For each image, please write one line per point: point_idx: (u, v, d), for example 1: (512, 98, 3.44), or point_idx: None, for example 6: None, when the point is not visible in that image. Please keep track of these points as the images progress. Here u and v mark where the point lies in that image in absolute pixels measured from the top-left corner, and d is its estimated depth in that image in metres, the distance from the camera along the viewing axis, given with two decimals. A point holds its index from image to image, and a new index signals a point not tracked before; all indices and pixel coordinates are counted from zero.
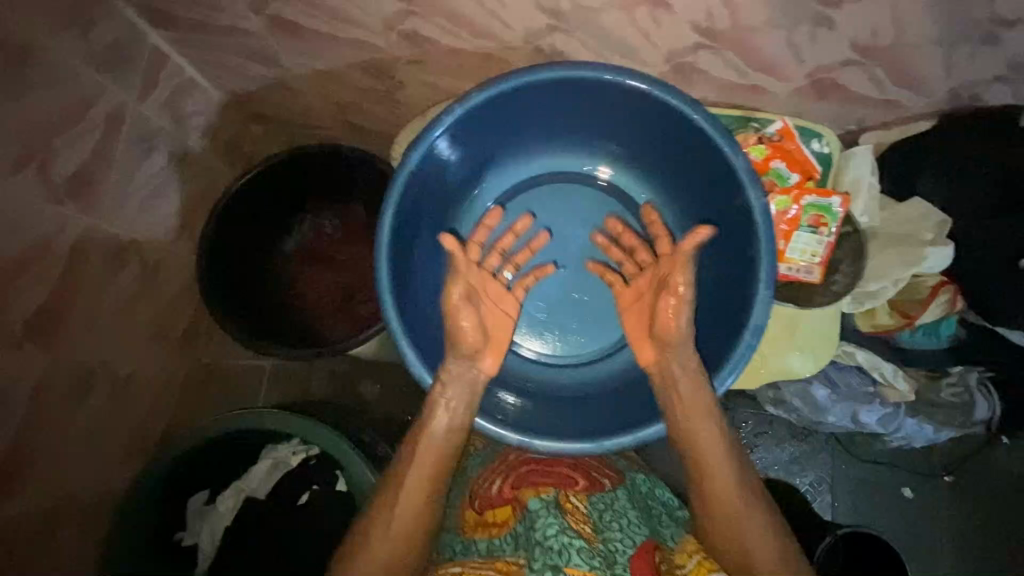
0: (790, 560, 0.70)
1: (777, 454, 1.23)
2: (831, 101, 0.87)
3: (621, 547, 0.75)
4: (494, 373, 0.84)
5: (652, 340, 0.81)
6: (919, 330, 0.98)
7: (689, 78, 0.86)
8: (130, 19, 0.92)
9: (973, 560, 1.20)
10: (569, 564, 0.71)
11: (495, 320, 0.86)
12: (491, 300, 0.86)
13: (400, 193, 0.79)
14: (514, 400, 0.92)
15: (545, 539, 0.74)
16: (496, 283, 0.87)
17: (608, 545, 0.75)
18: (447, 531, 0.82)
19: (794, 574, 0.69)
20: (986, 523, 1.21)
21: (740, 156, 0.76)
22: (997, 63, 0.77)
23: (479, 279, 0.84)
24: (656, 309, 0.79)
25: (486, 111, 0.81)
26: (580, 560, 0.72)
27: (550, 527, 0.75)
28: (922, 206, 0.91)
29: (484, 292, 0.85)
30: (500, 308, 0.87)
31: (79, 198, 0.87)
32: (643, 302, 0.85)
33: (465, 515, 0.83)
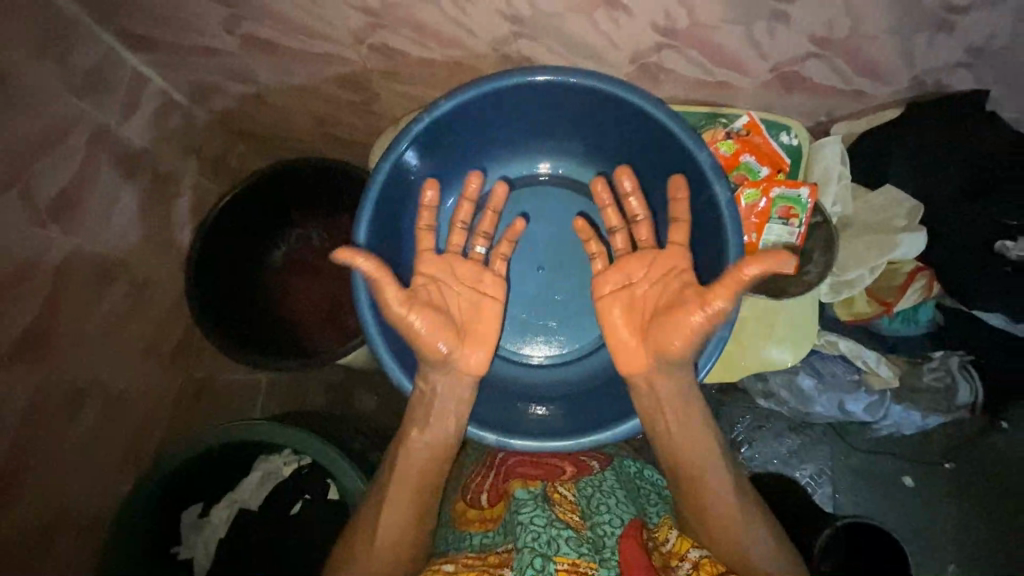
0: (758, 531, 0.77)
1: (775, 448, 1.19)
2: (797, 94, 0.88)
3: (609, 529, 0.76)
4: (483, 368, 0.82)
5: (653, 341, 0.76)
6: (898, 316, 1.00)
7: (656, 77, 0.88)
8: (109, 43, 0.95)
9: (975, 546, 1.19)
10: (559, 554, 0.71)
11: (469, 310, 0.82)
12: (465, 290, 0.82)
13: (374, 198, 0.80)
14: (545, 410, 0.94)
15: (533, 529, 0.73)
16: (468, 263, 0.84)
17: (597, 531, 0.76)
18: (443, 526, 0.87)
19: (762, 544, 0.76)
20: (988, 509, 1.20)
21: (705, 152, 0.77)
22: (955, 49, 0.78)
23: (443, 264, 0.82)
24: (676, 318, 0.73)
25: (453, 120, 0.83)
26: (569, 548, 0.72)
27: (539, 519, 0.74)
28: (893, 193, 0.92)
29: (449, 277, 0.82)
30: (480, 297, 0.83)
31: (62, 219, 0.89)
32: (637, 291, 0.80)
33: (457, 508, 0.87)
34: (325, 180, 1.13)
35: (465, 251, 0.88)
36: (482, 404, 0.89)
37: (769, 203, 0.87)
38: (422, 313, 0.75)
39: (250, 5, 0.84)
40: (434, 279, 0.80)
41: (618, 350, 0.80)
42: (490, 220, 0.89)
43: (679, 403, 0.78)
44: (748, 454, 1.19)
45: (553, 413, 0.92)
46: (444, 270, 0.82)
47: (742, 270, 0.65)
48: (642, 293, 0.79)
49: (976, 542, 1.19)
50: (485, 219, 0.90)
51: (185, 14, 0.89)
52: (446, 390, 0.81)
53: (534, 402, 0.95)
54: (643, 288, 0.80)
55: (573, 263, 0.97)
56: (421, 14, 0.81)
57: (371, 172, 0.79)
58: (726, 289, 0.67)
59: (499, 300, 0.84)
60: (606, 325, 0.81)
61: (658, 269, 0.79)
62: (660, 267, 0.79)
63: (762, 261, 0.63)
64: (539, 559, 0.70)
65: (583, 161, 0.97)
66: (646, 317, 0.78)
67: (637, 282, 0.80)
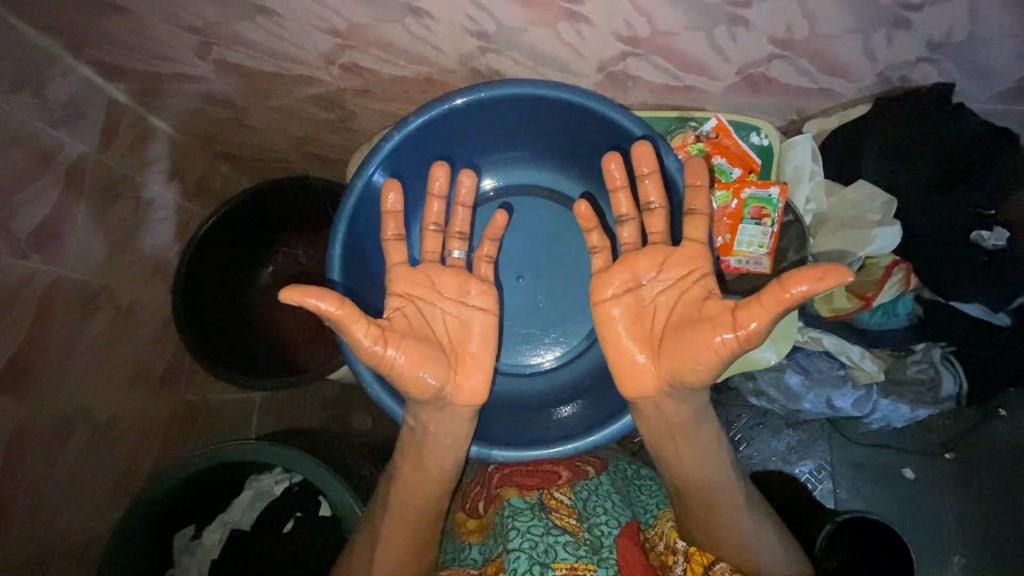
0: (759, 528, 0.76)
1: (775, 446, 1.22)
2: (765, 95, 0.89)
3: (607, 529, 0.77)
4: (481, 393, 0.78)
5: (665, 350, 0.70)
6: (879, 310, 0.99)
7: (624, 84, 0.89)
8: (85, 75, 0.96)
9: (980, 535, 1.18)
10: (557, 560, 0.71)
11: (456, 330, 0.77)
12: (447, 308, 0.77)
13: (348, 216, 0.82)
14: (556, 414, 0.95)
15: (530, 538, 0.73)
16: (448, 273, 0.79)
17: (594, 531, 0.76)
18: (448, 538, 0.87)
19: (761, 542, 0.75)
20: (992, 497, 1.19)
21: (672, 159, 0.80)
22: (915, 44, 0.79)
23: (419, 277, 0.77)
24: (698, 337, 0.66)
25: (422, 136, 0.84)
26: (567, 553, 0.72)
27: (536, 527, 0.74)
28: (866, 188, 0.92)
29: (429, 297, 0.77)
30: (468, 312, 0.78)
31: (44, 250, 0.90)
32: (643, 293, 0.74)
33: (459, 520, 0.86)
34: (304, 193, 1.12)
35: (443, 257, 0.85)
36: (483, 416, 0.89)
37: (741, 204, 0.90)
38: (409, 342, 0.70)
39: (220, 31, 0.86)
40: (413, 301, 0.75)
41: (625, 369, 0.75)
42: (463, 223, 0.86)
43: (684, 419, 0.76)
44: (747, 452, 1.22)
45: (579, 411, 0.92)
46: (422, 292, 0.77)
47: (785, 288, 0.58)
48: (651, 297, 0.73)
49: (981, 532, 1.18)
50: (456, 220, 0.86)
51: (158, 43, 0.90)
52: (433, 412, 0.78)
53: (559, 405, 0.96)
54: (654, 290, 0.73)
55: (557, 266, 0.97)
56: (387, 34, 0.82)
57: (342, 196, 0.81)
58: (763, 311, 0.60)
59: (491, 311, 0.79)
60: (603, 330, 0.75)
61: (674, 272, 0.72)
62: (676, 268, 0.72)
63: (811, 276, 0.57)
64: (537, 566, 0.70)
65: (557, 170, 0.98)
66: (654, 325, 0.72)
67: (648, 281, 0.73)
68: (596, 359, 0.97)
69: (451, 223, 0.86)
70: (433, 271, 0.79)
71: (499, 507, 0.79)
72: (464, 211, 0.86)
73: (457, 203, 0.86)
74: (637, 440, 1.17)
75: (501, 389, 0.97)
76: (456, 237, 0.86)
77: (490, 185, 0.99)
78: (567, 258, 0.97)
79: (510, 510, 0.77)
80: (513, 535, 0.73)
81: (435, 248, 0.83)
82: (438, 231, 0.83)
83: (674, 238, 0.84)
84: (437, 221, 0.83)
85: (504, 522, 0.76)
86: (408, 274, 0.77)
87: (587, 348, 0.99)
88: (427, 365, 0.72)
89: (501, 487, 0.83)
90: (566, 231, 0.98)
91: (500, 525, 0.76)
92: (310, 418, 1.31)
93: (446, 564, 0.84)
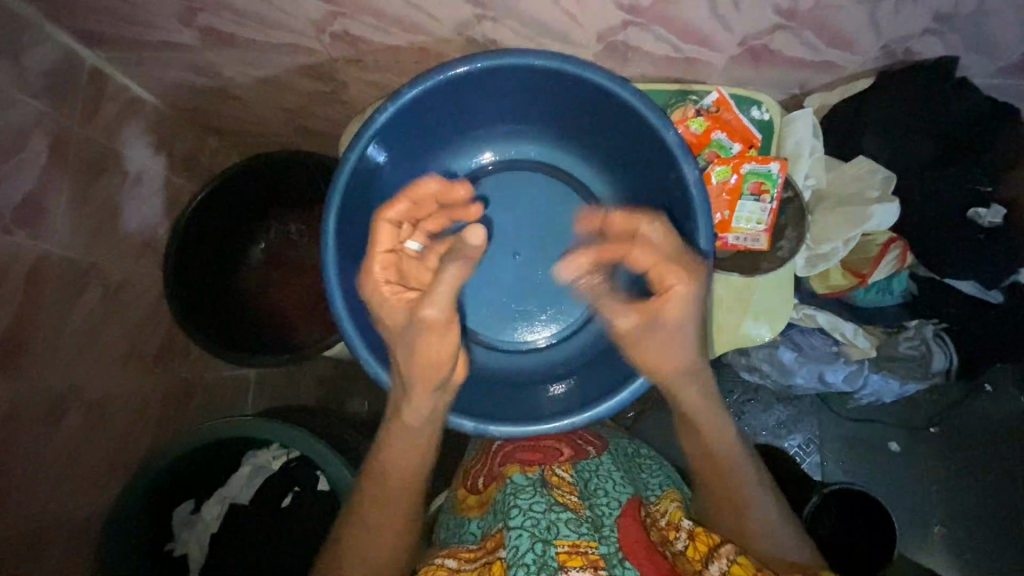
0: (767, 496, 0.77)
1: (765, 420, 1.24)
2: (766, 68, 0.88)
3: (607, 510, 0.76)
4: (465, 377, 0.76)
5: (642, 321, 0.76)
6: (873, 288, 1.00)
7: (625, 56, 0.87)
8: (64, 43, 0.93)
9: (961, 506, 1.22)
10: (559, 536, 0.71)
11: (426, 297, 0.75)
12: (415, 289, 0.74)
13: (343, 193, 0.78)
14: (558, 390, 0.94)
15: (532, 516, 0.73)
16: (412, 262, 0.75)
17: (595, 510, 0.76)
18: (446, 512, 0.89)
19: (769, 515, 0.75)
20: (974, 469, 1.22)
21: (671, 131, 0.77)
22: (924, 16, 0.77)
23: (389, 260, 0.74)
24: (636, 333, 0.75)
25: (415, 109, 0.81)
26: (568, 530, 0.72)
27: (538, 505, 0.75)
28: (866, 163, 0.93)
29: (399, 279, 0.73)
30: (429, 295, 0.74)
31: (30, 226, 0.87)
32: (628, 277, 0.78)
33: (460, 496, 0.88)
34: (296, 167, 1.10)
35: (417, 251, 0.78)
36: (479, 394, 0.88)
37: (741, 179, 0.89)
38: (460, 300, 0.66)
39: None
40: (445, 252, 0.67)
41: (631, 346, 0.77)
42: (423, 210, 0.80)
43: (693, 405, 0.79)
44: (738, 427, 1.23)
45: (572, 389, 0.92)
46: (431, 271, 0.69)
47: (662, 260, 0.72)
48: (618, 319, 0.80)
49: (962, 504, 1.22)
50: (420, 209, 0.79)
51: (140, 10, 0.86)
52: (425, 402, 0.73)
53: (551, 383, 0.95)
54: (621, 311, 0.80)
55: (552, 243, 0.96)
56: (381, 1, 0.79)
57: (334, 172, 0.78)
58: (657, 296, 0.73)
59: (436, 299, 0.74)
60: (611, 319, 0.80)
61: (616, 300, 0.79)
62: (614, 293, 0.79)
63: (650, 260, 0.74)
64: (540, 543, 0.70)
65: (556, 145, 0.96)
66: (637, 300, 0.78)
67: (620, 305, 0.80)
68: (594, 334, 0.97)
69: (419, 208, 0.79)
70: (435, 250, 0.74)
71: (501, 486, 0.80)
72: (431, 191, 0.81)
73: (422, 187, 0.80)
74: (630, 414, 1.18)
75: (493, 365, 0.97)
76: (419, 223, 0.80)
77: (484, 161, 0.98)
78: (565, 236, 0.96)
79: (513, 488, 0.78)
80: (515, 513, 0.74)
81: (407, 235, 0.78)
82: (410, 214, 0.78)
83: (683, 220, 0.81)
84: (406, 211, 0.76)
85: (507, 500, 0.76)
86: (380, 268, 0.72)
87: (585, 323, 0.98)
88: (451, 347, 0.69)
89: (500, 471, 0.84)
90: (562, 208, 0.96)
91: (502, 502, 0.77)
92: (306, 395, 1.32)
93: (446, 540, 0.84)
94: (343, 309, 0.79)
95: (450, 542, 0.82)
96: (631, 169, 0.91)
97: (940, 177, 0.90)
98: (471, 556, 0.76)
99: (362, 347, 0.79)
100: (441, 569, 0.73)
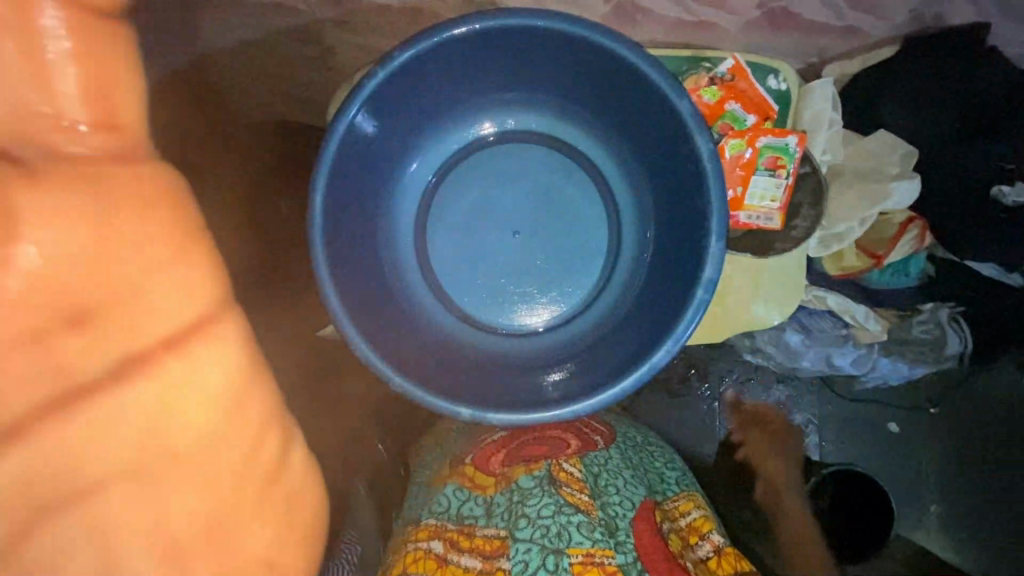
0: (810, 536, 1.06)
1: (764, 399, 1.16)
2: (786, 34, 0.87)
3: (621, 511, 0.75)
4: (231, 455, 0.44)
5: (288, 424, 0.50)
6: (888, 269, 0.96)
7: (633, 19, 0.85)
8: None
9: (970, 495, 1.16)
10: (572, 545, 0.69)
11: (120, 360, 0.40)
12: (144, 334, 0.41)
13: (333, 164, 0.73)
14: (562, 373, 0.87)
15: (541, 525, 0.71)
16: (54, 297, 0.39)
17: (608, 511, 0.74)
18: (419, 487, 0.83)
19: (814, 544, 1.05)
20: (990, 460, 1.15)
21: (684, 100, 0.72)
22: None
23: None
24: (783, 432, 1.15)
25: (410, 74, 0.75)
26: (582, 537, 0.70)
27: (547, 509, 0.72)
28: (887, 137, 0.87)
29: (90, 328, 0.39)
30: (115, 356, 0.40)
31: None
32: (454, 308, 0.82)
33: (440, 472, 0.83)
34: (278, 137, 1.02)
35: None
36: (479, 384, 0.83)
37: (756, 153, 0.84)
38: (249, 382, 0.46)
39: None
40: (62, 398, 0.38)
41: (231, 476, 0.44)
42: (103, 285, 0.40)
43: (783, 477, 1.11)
44: (737, 407, 1.16)
45: (576, 372, 0.86)
46: (123, 341, 0.40)
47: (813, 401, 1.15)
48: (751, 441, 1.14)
49: (972, 492, 1.16)
50: (157, 217, 0.43)
51: None
52: (312, 495, 0.50)
53: (554, 367, 0.88)
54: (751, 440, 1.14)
55: (555, 222, 0.91)
56: None
57: (321, 143, 0.72)
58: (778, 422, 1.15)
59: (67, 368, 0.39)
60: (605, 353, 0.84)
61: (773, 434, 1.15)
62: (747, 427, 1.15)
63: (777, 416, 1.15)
64: (551, 557, 0.69)
65: (559, 115, 0.90)
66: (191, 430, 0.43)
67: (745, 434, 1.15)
68: (599, 314, 0.91)
69: (123, 126, 0.43)
70: (113, 360, 0.40)
71: (506, 489, 0.77)
72: (160, 235, 0.43)
73: (127, 171, 0.42)
74: (628, 397, 1.14)
75: (491, 351, 0.91)
76: (91, 148, 0.42)
77: (485, 131, 0.91)
78: (567, 212, 0.91)
79: (519, 494, 0.75)
80: (523, 525, 0.71)
81: (69, 216, 0.39)
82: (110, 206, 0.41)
83: (694, 190, 0.77)
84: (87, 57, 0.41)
85: (515, 509, 0.73)
86: (67, 159, 0.40)
87: (586, 304, 0.92)
88: (233, 433, 0.44)
89: (514, 466, 0.80)
90: (565, 183, 0.91)
91: (507, 509, 0.74)
92: None
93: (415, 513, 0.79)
94: (332, 287, 0.73)
95: (420, 512, 0.77)
96: (642, 139, 0.84)
97: (966, 150, 0.84)
98: (457, 540, 0.72)
99: (352, 329, 0.73)
100: (429, 557, 0.69)
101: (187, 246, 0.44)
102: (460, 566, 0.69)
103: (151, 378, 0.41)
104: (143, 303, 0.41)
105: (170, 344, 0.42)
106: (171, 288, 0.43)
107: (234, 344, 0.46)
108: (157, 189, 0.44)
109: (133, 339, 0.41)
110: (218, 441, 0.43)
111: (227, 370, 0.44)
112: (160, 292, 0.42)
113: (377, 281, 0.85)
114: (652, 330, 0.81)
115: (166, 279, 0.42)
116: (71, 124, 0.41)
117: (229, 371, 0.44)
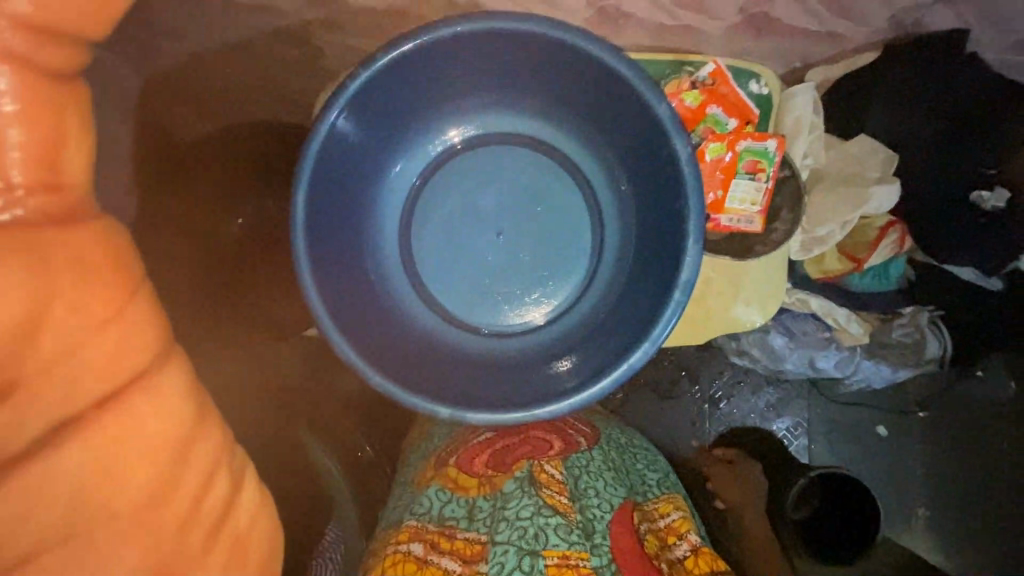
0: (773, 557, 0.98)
1: (753, 403, 1.17)
2: (768, 39, 0.87)
3: (600, 513, 0.75)
4: (186, 493, 0.48)
5: (238, 458, 0.54)
6: (869, 273, 0.97)
7: (616, 23, 0.85)
8: None
9: (956, 497, 1.17)
10: (548, 547, 0.70)
11: (77, 421, 0.44)
12: (94, 394, 0.45)
13: (314, 165, 0.73)
14: (571, 362, 0.87)
15: (519, 527, 0.71)
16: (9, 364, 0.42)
17: (586, 513, 0.75)
18: (404, 487, 0.84)
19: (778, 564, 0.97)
20: (977, 463, 1.16)
21: (663, 105, 0.73)
22: None
23: None
24: (742, 464, 1.11)
25: (391, 76, 0.76)
26: (558, 539, 0.71)
27: (525, 510, 0.73)
28: (869, 141, 0.89)
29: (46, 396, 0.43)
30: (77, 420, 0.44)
31: None
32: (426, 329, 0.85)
33: (424, 473, 0.83)
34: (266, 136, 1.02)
35: None
36: (462, 382, 0.84)
37: (736, 157, 0.85)
38: (200, 422, 0.51)
39: None
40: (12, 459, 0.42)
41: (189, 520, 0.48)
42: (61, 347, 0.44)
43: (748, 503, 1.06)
44: (727, 410, 1.17)
45: (562, 370, 0.86)
46: (64, 404, 0.44)
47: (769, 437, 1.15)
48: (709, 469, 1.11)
49: (961, 495, 1.16)
50: (93, 281, 0.46)
51: None
52: (265, 527, 0.54)
53: (543, 365, 0.89)
54: (710, 467, 1.11)
55: (539, 224, 0.91)
56: None
57: (303, 144, 0.72)
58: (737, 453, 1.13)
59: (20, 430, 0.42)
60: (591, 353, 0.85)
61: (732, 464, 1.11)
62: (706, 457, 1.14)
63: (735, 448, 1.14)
64: (528, 558, 0.69)
65: (545, 117, 0.91)
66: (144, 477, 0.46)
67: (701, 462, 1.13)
68: (585, 313, 0.92)
69: (65, 185, 0.48)
70: (55, 422, 0.44)
71: (490, 493, 0.77)
72: (102, 294, 0.46)
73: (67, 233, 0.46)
74: (617, 397, 1.15)
75: (474, 351, 0.91)
76: (30, 209, 0.46)
77: (452, 140, 0.92)
78: (553, 211, 0.92)
79: (500, 499, 0.75)
80: (502, 527, 0.72)
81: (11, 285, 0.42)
82: (49, 273, 0.44)
83: (675, 196, 0.77)
84: (29, 122, 0.46)
85: (496, 514, 0.74)
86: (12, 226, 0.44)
87: (572, 304, 0.93)
88: (185, 477, 0.48)
89: (499, 471, 0.79)
90: (550, 184, 0.92)
91: (490, 513, 0.75)
92: None
93: (397, 516, 0.78)
94: (313, 287, 0.74)
95: (402, 515, 0.76)
96: (623, 143, 0.85)
97: (947, 158, 0.87)
98: (437, 541, 0.72)
99: (333, 330, 0.73)
100: (409, 560, 0.68)
101: (129, 305, 0.48)
102: (441, 568, 0.69)
103: (92, 436, 0.44)
104: (91, 361, 0.45)
105: (109, 402, 0.45)
106: (105, 347, 0.46)
107: (183, 389, 0.50)
108: (100, 247, 0.48)
109: (73, 402, 0.44)
110: (159, 489, 0.47)
111: (165, 421, 0.48)
112: (95, 352, 0.45)
113: (361, 281, 0.86)
114: (631, 331, 0.81)
115: (118, 330, 0.47)
116: (12, 187, 0.45)
117: (167, 423, 0.48)
